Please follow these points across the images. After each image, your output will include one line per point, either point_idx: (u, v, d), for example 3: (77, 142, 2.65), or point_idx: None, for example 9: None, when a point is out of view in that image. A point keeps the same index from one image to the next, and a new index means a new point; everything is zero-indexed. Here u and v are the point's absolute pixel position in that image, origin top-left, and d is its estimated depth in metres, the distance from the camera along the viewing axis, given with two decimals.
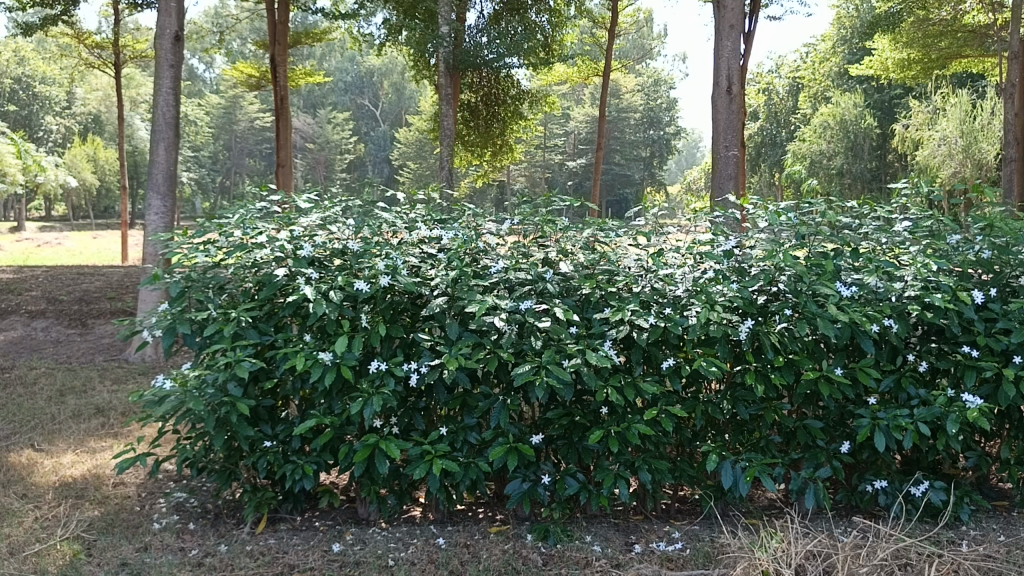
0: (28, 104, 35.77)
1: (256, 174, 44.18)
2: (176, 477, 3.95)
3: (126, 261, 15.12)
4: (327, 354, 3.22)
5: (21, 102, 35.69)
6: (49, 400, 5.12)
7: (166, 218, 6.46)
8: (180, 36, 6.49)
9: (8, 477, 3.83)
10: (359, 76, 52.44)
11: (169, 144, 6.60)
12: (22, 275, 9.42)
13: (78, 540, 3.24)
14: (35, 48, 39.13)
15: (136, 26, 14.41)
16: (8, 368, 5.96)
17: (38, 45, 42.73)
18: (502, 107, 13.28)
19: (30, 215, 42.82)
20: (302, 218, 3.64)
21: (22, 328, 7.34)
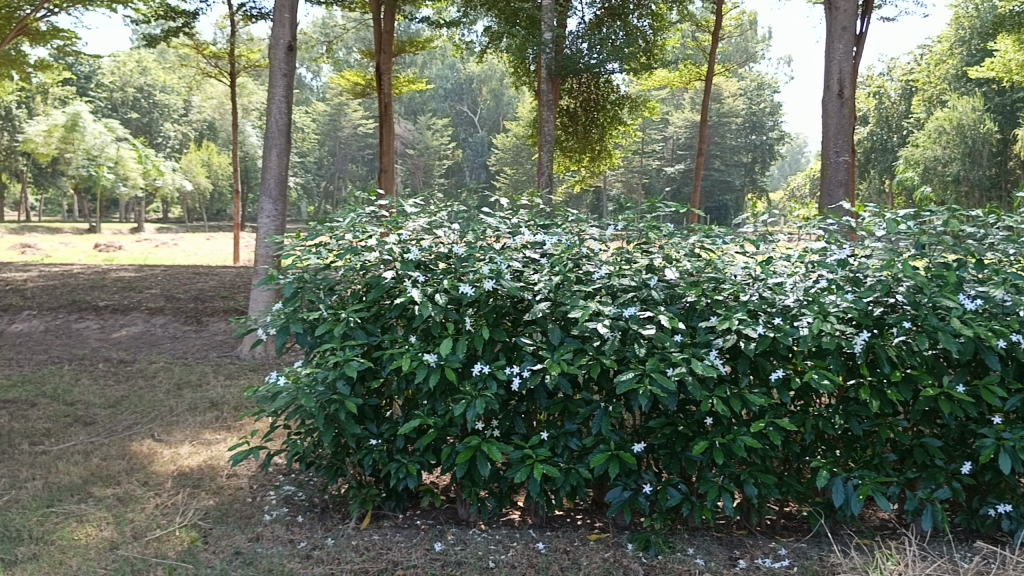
0: (148, 112, 37.71)
1: (358, 179, 45.59)
2: (285, 470, 4.09)
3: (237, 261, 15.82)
4: (431, 356, 3.29)
5: (143, 110, 37.65)
6: (168, 393, 5.37)
7: (277, 222, 6.70)
8: (292, 46, 6.69)
9: (132, 464, 4.05)
10: (459, 82, 53.27)
11: (281, 150, 6.81)
12: (143, 274, 9.95)
13: (196, 528, 3.39)
14: (158, 61, 41.39)
15: (250, 37, 15.00)
16: (130, 362, 6.29)
17: (160, 57, 45.28)
18: (601, 112, 13.20)
19: (148, 217, 45.34)
20: (409, 223, 3.73)
21: (143, 324, 7.71)
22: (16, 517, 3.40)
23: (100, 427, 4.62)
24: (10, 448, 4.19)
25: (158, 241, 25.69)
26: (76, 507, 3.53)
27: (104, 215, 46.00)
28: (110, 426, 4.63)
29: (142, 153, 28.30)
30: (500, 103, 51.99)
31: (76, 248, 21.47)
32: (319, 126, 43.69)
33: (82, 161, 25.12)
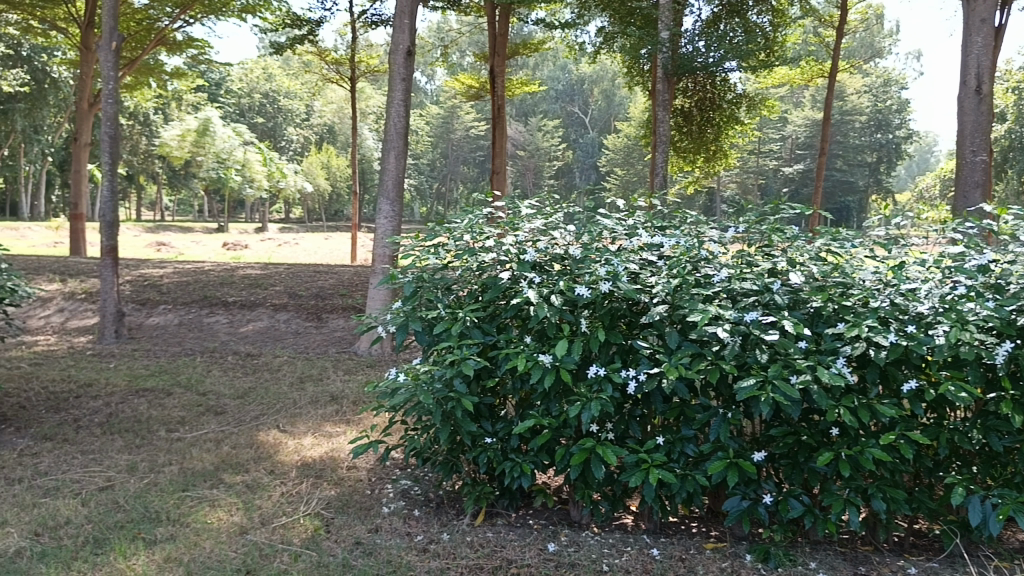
0: (273, 117, 39.50)
1: (469, 180, 46.29)
2: (402, 464, 4.20)
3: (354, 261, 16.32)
4: (547, 356, 3.30)
5: (268, 115, 39.45)
6: (292, 386, 5.61)
7: (394, 222, 6.88)
8: (411, 51, 6.84)
9: (260, 453, 4.24)
10: (570, 83, 53.33)
11: (399, 153, 6.98)
12: (268, 272, 10.41)
13: (319, 517, 3.53)
14: (282, 68, 43.30)
15: (370, 44, 15.47)
16: (257, 355, 6.60)
17: (284, 64, 47.34)
18: (717, 111, 12.93)
19: (271, 217, 47.49)
20: (526, 224, 3.76)
21: (268, 319, 8.06)
22: (155, 499, 3.62)
23: (229, 416, 4.87)
24: (150, 433, 4.47)
25: (282, 240, 26.85)
26: (208, 492, 3.73)
27: (230, 216, 48.49)
28: (240, 416, 4.87)
29: (267, 156, 29.62)
30: (611, 104, 51.69)
31: (208, 246, 22.73)
32: (433, 128, 44.57)
33: (212, 164, 26.57)
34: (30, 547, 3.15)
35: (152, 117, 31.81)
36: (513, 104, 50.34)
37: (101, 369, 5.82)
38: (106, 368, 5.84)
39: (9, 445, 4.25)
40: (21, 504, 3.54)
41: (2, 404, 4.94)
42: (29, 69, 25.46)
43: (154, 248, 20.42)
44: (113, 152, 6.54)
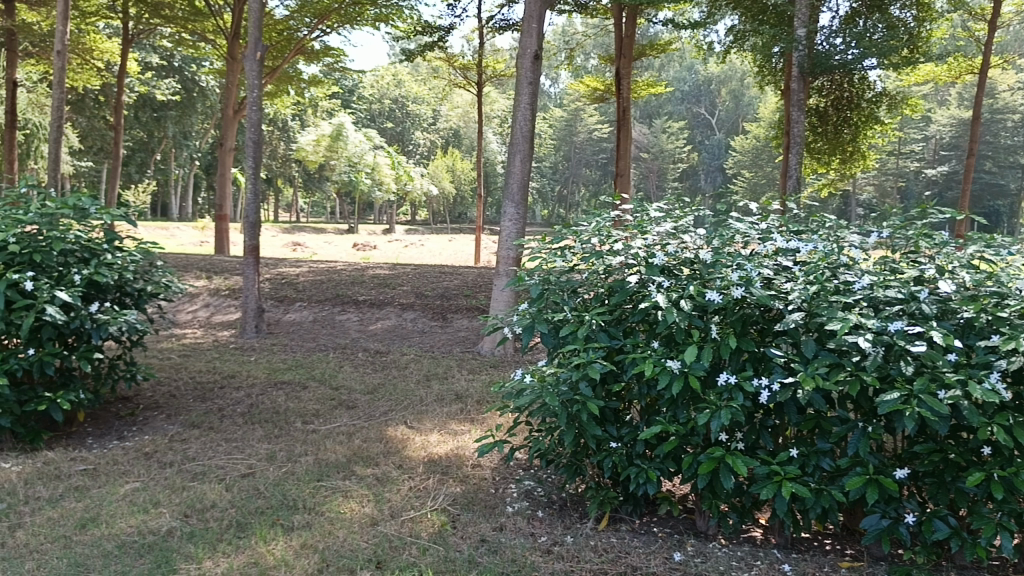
0: (401, 121, 40.73)
1: (591, 183, 46.18)
2: (526, 465, 4.23)
3: (478, 262, 16.60)
4: (675, 362, 3.24)
5: (397, 120, 40.74)
6: (419, 384, 5.76)
7: (519, 224, 6.95)
8: (539, 55, 6.87)
9: (389, 448, 4.38)
10: (697, 84, 52.36)
11: (524, 156, 7.03)
12: (396, 272, 10.72)
13: (445, 513, 3.60)
14: (411, 74, 44.58)
15: (496, 49, 15.71)
16: (385, 352, 6.81)
17: (412, 70, 48.74)
18: (855, 111, 12.37)
19: (397, 219, 48.99)
20: (655, 227, 3.70)
21: (395, 317, 8.31)
22: (293, 488, 3.80)
23: (360, 411, 5.05)
24: (286, 424, 4.69)
25: (409, 241, 27.62)
26: (341, 483, 3.88)
27: (360, 218, 50.33)
28: (369, 411, 5.04)
29: (395, 160, 30.97)
30: (740, 104, 50.35)
31: (340, 247, 23.69)
32: (556, 131, 44.73)
33: (345, 168, 27.70)
34: (180, 527, 3.37)
35: (289, 123, 33.53)
36: (636, 106, 49.83)
37: (243, 362, 6.16)
38: (247, 361, 6.17)
39: (162, 430, 4.55)
40: (172, 486, 3.78)
41: (156, 392, 5.30)
42: (179, 79, 27.18)
43: (291, 247, 21.50)
44: (256, 157, 6.89)
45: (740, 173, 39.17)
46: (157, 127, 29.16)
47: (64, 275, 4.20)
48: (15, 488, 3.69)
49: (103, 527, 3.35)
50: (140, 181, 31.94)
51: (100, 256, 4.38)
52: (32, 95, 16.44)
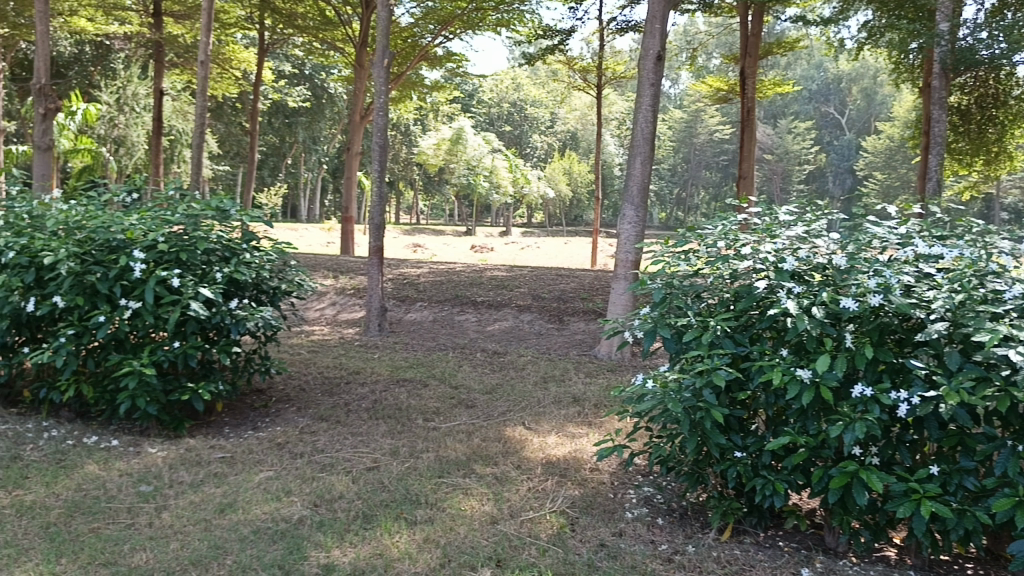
0: (519, 125, 41.28)
1: (711, 186, 45.22)
2: (645, 471, 4.18)
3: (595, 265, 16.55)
4: (805, 371, 3.13)
5: (515, 123, 41.29)
6: (536, 385, 5.79)
7: (638, 227, 6.88)
8: (661, 56, 6.79)
9: (508, 448, 4.42)
10: (825, 82, 50.40)
11: (645, 158, 6.96)
12: (513, 274, 10.83)
13: (564, 515, 3.60)
14: (529, 77, 44.97)
15: (616, 51, 15.64)
16: (503, 353, 6.89)
17: (531, 73, 49.18)
18: (1001, 110, 11.59)
19: (514, 222, 49.54)
20: (785, 231, 3.58)
21: (513, 319, 8.39)
22: (415, 483, 3.89)
23: (479, 410, 5.12)
24: (408, 421, 4.81)
25: (526, 244, 27.84)
26: (461, 480, 3.94)
27: (477, 220, 51.21)
28: (487, 410, 5.11)
29: (513, 163, 31.53)
30: (872, 103, 48.10)
31: (458, 248, 24.14)
32: (676, 133, 44.05)
33: (463, 171, 28.41)
34: (310, 516, 3.51)
35: (411, 128, 34.50)
36: (761, 105, 48.34)
37: (367, 359, 6.36)
38: (371, 358, 6.37)
39: (292, 422, 4.76)
40: (303, 476, 3.95)
41: (287, 385, 5.55)
42: (310, 87, 29.08)
43: (412, 249, 22.07)
44: (381, 161, 7.09)
45: (870, 174, 37.42)
46: (288, 133, 30.79)
47: (208, 273, 4.46)
48: (161, 471, 3.94)
49: (239, 513, 3.53)
50: (272, 184, 33.54)
51: (240, 255, 4.62)
52: (177, 103, 17.50)
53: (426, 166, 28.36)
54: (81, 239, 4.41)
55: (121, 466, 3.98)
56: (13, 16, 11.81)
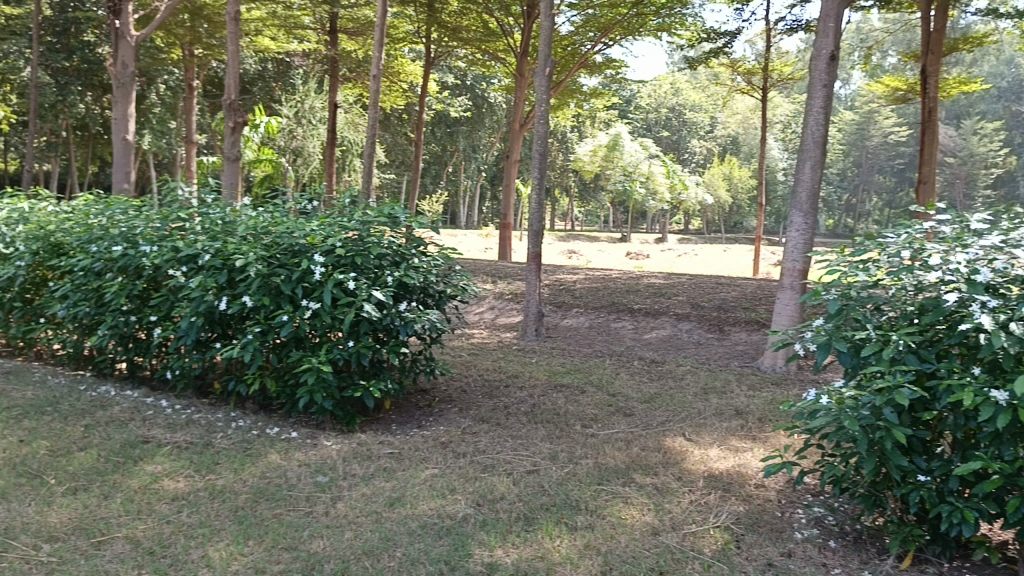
0: (678, 129, 41.43)
1: (884, 191, 42.63)
2: (816, 489, 3.99)
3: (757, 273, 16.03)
4: (1001, 393, 2.89)
5: (673, 128, 41.49)
6: (696, 396, 5.67)
7: (807, 235, 6.61)
8: (835, 55, 6.49)
9: (668, 458, 4.36)
10: (1019, 78, 46.27)
11: (815, 163, 6.66)
12: (671, 282, 10.66)
13: (729, 531, 3.51)
14: (689, 82, 44.25)
15: (784, 52, 15.09)
16: (661, 362, 6.79)
17: (692, 79, 48.39)
18: None
19: (671, 229, 48.86)
20: (978, 240, 3.31)
21: (671, 328, 8.25)
22: (575, 488, 3.91)
23: (638, 419, 5.08)
24: (567, 426, 4.84)
25: (683, 251, 27.29)
26: (621, 488, 3.92)
27: (633, 227, 50.88)
28: (646, 420, 5.05)
29: (671, 169, 31.17)
30: None
31: (614, 255, 24.03)
32: (846, 135, 41.86)
33: (619, 177, 29.13)
34: (473, 515, 3.60)
35: (568, 135, 34.82)
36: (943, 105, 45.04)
37: (525, 363, 6.45)
38: (529, 363, 6.46)
39: (454, 422, 4.90)
40: (466, 476, 4.05)
41: (449, 386, 5.72)
42: (471, 97, 30.76)
43: (569, 255, 22.23)
44: (542, 168, 7.18)
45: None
46: (450, 142, 32.00)
47: (379, 276, 4.68)
48: (335, 464, 4.17)
49: (407, 508, 3.67)
50: (433, 191, 34.77)
51: (409, 260, 4.81)
52: (349, 115, 18.50)
53: (585, 172, 29.81)
54: (268, 243, 4.75)
55: (300, 457, 4.24)
56: (205, 38, 12.76)
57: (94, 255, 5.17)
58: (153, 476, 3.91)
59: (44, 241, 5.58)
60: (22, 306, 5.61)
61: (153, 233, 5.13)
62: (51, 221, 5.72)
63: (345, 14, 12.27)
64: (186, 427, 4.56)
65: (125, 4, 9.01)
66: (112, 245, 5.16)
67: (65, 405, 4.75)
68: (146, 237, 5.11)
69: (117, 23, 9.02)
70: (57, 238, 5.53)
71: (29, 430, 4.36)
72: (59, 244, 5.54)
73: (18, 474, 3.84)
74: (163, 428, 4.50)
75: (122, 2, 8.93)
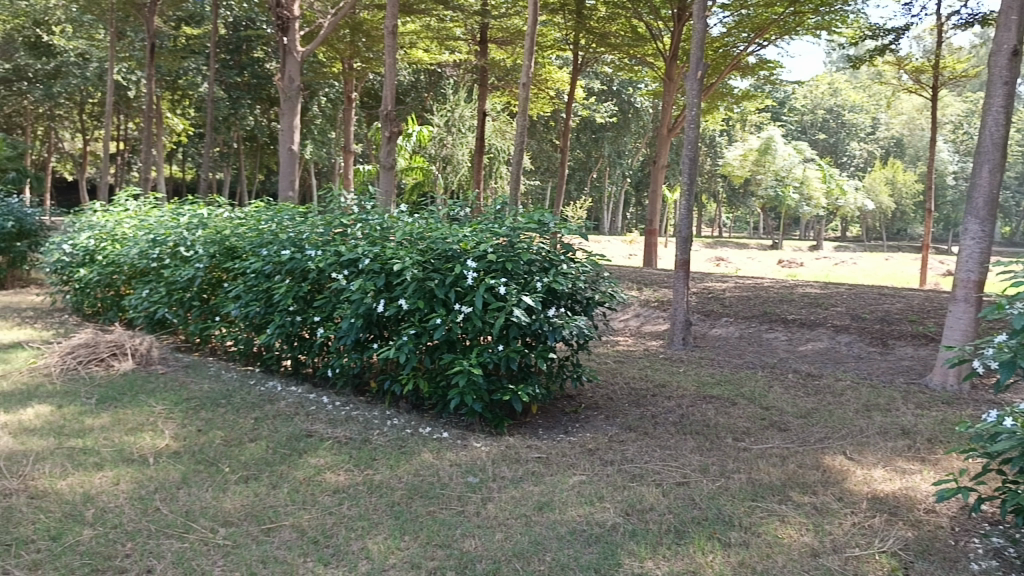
0: (836, 132, 39.94)
1: None
2: (995, 519, 3.69)
3: (923, 284, 15.04)
4: None
5: (831, 131, 40.02)
6: (857, 413, 5.39)
7: (983, 244, 6.14)
8: (1018, 50, 6.01)
9: (828, 477, 4.15)
10: None
11: (994, 166, 6.17)
12: (829, 292, 10.19)
13: (895, 557, 3.30)
14: (848, 83, 42.26)
15: (956, 48, 14.11)
16: (817, 376, 6.49)
17: (852, 79, 46.20)
18: None
19: (827, 237, 46.73)
20: None
21: (828, 340, 7.88)
22: (727, 504, 3.80)
23: (793, 434, 4.88)
24: (718, 439, 4.72)
25: (839, 259, 26.02)
26: (777, 506, 3.78)
27: (785, 234, 49.07)
28: (803, 436, 4.84)
29: (827, 173, 29.89)
30: None
31: (764, 263, 23.24)
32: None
33: (772, 182, 28.27)
34: (623, 524, 3.57)
35: (716, 139, 34.08)
36: None
37: (673, 373, 6.34)
38: (676, 372, 6.34)
39: (602, 430, 4.89)
40: (615, 484, 4.02)
41: (596, 393, 5.71)
42: (618, 102, 30.88)
43: (716, 262, 21.71)
44: (692, 173, 7.05)
45: None
46: (595, 148, 32.09)
47: (529, 282, 4.73)
48: (485, 465, 4.25)
49: (557, 512, 3.69)
50: (578, 198, 34.87)
51: (558, 266, 4.84)
52: (497, 123, 18.86)
53: (734, 177, 29.13)
54: (423, 248, 4.92)
55: (451, 457, 4.35)
56: (363, 51, 13.38)
57: (264, 258, 5.51)
58: (316, 469, 4.13)
59: (221, 244, 6.01)
60: (199, 305, 6.06)
61: (318, 238, 5.42)
62: (227, 227, 6.16)
63: (495, 24, 12.45)
64: (345, 423, 4.78)
65: (293, 22, 9.60)
66: (281, 249, 5.49)
67: (237, 398, 5.09)
68: (311, 242, 5.40)
69: (285, 40, 9.61)
70: (232, 242, 5.95)
71: (206, 421, 4.70)
72: (234, 248, 5.96)
73: (197, 460, 4.15)
74: (324, 423, 4.75)
75: (290, 20, 9.53)
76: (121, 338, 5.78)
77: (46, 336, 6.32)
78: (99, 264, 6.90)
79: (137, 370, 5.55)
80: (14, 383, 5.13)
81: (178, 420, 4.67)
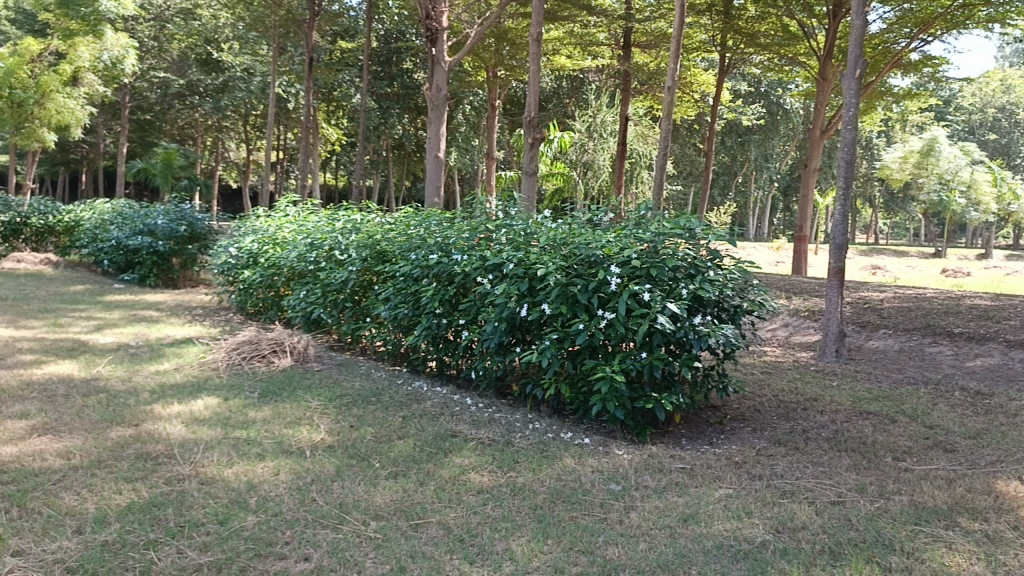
0: (1010, 131, 37.08)
1: None
2: None
3: None
4: None
5: (1004, 130, 37.23)
6: None
7: None
8: None
9: (1001, 504, 3.84)
10: None
11: None
12: (1002, 304, 9.44)
13: None
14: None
15: None
16: (987, 394, 6.02)
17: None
18: None
19: (998, 244, 43.34)
20: None
21: (1000, 356, 7.30)
22: (887, 526, 3.58)
23: (962, 456, 4.54)
24: (876, 458, 4.46)
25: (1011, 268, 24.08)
26: (943, 531, 3.53)
27: (949, 241, 45.94)
28: (972, 458, 4.50)
29: (999, 176, 27.76)
30: None
31: (925, 272, 21.84)
32: None
33: (935, 186, 26.56)
34: (773, 541, 3.44)
35: (873, 141, 32.39)
36: None
37: (825, 386, 6.05)
38: (830, 386, 6.05)
39: (749, 443, 4.73)
40: (764, 500, 3.88)
41: (743, 405, 5.53)
42: (766, 104, 29.95)
43: (871, 270, 20.61)
44: (848, 176, 6.71)
45: None
46: (741, 151, 31.28)
47: (674, 289, 4.64)
48: (628, 473, 4.21)
49: (702, 525, 3.60)
50: (722, 203, 34.03)
51: (705, 272, 4.71)
52: (639, 128, 18.68)
53: (892, 180, 27.36)
54: (567, 253, 4.93)
55: (594, 463, 4.34)
56: (507, 59, 13.65)
57: (413, 262, 5.69)
58: (461, 468, 4.22)
59: (372, 248, 6.25)
60: (352, 306, 6.33)
61: (464, 242, 5.54)
62: (378, 231, 6.41)
63: (639, 28, 12.31)
64: (488, 425, 4.87)
65: (442, 33, 9.92)
66: (429, 253, 5.65)
67: (386, 397, 5.29)
68: (458, 246, 5.53)
69: (434, 50, 9.92)
70: (383, 246, 6.18)
71: (357, 417, 4.91)
72: (384, 252, 6.19)
73: (349, 455, 4.34)
74: (468, 424, 4.84)
75: (439, 31, 9.84)
76: (281, 337, 6.13)
77: (214, 333, 6.80)
78: (261, 266, 7.36)
79: (294, 367, 5.86)
80: (187, 375, 5.55)
81: (332, 416, 4.90)
